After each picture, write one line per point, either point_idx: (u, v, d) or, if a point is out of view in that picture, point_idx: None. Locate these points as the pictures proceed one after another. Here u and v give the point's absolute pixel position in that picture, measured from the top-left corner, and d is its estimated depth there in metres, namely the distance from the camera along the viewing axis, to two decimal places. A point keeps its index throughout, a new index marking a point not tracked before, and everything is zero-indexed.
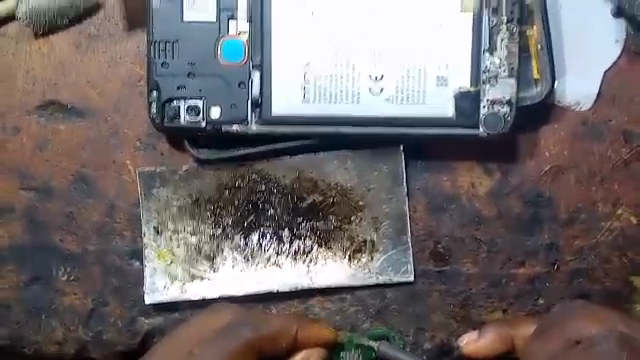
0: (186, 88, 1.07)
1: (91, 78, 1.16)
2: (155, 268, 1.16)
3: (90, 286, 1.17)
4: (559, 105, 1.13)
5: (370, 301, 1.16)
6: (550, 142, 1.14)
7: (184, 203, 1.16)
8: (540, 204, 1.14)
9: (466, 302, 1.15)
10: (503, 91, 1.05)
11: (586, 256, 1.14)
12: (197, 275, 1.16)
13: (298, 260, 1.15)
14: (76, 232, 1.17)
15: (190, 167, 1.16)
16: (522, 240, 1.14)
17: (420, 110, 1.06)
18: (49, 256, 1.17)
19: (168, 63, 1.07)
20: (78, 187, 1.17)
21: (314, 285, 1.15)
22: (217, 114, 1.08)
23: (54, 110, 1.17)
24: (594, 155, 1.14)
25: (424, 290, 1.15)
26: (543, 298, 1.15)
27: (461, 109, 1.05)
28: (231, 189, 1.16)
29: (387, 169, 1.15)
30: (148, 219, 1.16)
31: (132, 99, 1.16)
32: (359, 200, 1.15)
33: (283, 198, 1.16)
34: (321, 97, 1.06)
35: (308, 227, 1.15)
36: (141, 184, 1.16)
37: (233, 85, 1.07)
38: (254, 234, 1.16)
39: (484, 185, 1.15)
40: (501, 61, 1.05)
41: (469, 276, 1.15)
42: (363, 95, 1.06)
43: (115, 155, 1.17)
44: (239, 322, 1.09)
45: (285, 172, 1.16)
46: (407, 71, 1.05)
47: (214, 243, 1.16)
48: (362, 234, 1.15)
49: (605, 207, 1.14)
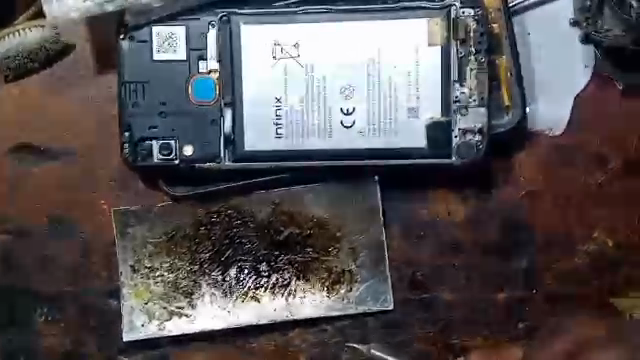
0: (158, 127, 1.07)
1: (63, 119, 1.16)
2: (133, 306, 1.15)
3: (69, 328, 1.17)
4: (531, 131, 1.14)
5: (351, 331, 1.16)
6: (523, 167, 1.14)
7: (160, 241, 1.16)
8: (516, 230, 1.14)
9: (447, 329, 1.15)
10: (474, 121, 1.06)
11: (564, 280, 1.14)
12: (175, 312, 1.15)
13: (276, 293, 1.15)
14: (52, 274, 1.16)
15: (165, 204, 1.16)
16: (500, 266, 1.15)
17: (393, 142, 1.06)
18: (27, 299, 1.17)
19: (139, 103, 1.07)
20: (53, 228, 1.16)
21: (293, 318, 1.15)
22: (190, 152, 1.07)
23: (27, 152, 1.16)
24: (568, 179, 1.14)
25: (404, 319, 1.15)
26: (524, 323, 1.15)
27: (434, 139, 1.05)
28: (208, 225, 1.16)
29: (363, 199, 1.14)
30: (124, 257, 1.15)
31: (105, 138, 1.16)
32: (336, 231, 1.15)
33: (260, 232, 1.16)
34: (293, 132, 1.06)
35: (285, 260, 1.15)
36: (116, 223, 1.16)
37: (205, 123, 1.07)
38: (232, 269, 1.16)
39: (459, 213, 1.15)
40: (472, 91, 1.05)
41: (449, 303, 1.15)
42: (336, 128, 1.06)
43: (90, 195, 1.17)
44: None
45: (260, 206, 1.15)
46: (378, 103, 1.05)
47: (192, 280, 1.15)
48: (339, 265, 1.15)
49: (580, 230, 1.14)
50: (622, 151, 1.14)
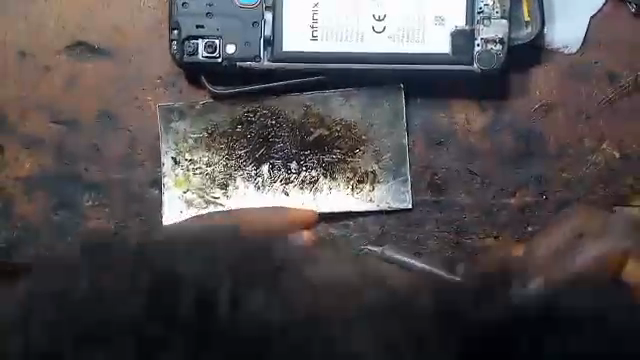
0: (204, 27, 1.17)
1: (116, 21, 1.27)
2: (174, 194, 1.26)
3: (113, 213, 1.26)
4: (548, 49, 1.22)
5: (371, 227, 1.24)
6: (540, 82, 1.23)
7: (201, 136, 1.26)
8: (530, 139, 1.23)
9: (461, 229, 1.23)
10: (496, 31, 1.13)
11: (573, 187, 1.23)
12: (211, 201, 1.25)
13: (305, 189, 1.25)
14: (100, 163, 1.27)
15: (206, 101, 1.26)
16: (513, 173, 1.23)
17: (420, 48, 1.14)
18: (76, 184, 1.27)
19: (188, 4, 1.17)
20: (103, 120, 1.27)
21: (319, 211, 1.24)
22: (231, 51, 1.17)
23: (83, 50, 1.27)
24: (581, 95, 1.22)
25: (421, 218, 1.24)
26: (533, 226, 1.22)
27: (457, 47, 1.14)
28: (244, 124, 1.26)
29: (388, 105, 1.24)
30: (167, 150, 1.26)
31: (154, 41, 1.27)
32: (362, 134, 1.25)
33: (292, 132, 1.25)
34: (327, 36, 1.15)
35: (314, 160, 1.25)
36: (161, 118, 1.26)
37: (248, 25, 1.17)
38: (264, 165, 1.25)
39: (478, 122, 1.24)
40: (495, 4, 1.14)
41: (464, 205, 1.23)
42: (367, 34, 1.15)
43: (137, 91, 1.27)
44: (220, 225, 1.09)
45: (294, 108, 1.25)
46: (408, 11, 1.14)
47: (228, 173, 1.26)
48: (364, 166, 1.25)
49: (590, 142, 1.23)
50: (631, 70, 1.22)
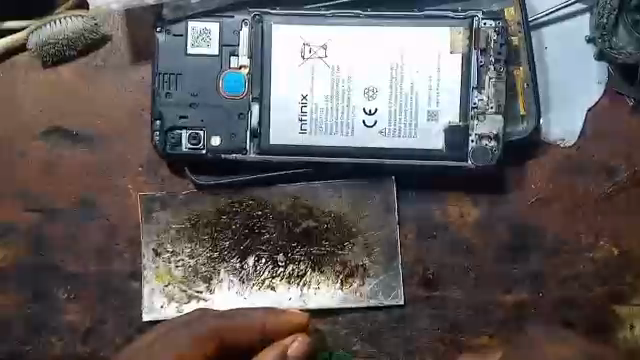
0: (188, 117, 1.13)
1: (96, 105, 1.22)
2: (154, 288, 1.20)
3: (90, 306, 1.21)
4: (545, 142, 1.19)
5: (361, 324, 1.19)
6: (536, 175, 1.19)
7: (183, 227, 1.21)
8: (525, 233, 1.19)
9: (454, 326, 1.19)
10: (491, 127, 1.11)
11: (569, 284, 1.18)
12: (194, 296, 1.20)
13: (292, 283, 1.20)
14: (77, 253, 1.21)
15: (190, 192, 1.21)
16: (508, 268, 1.18)
17: (412, 143, 1.11)
18: (51, 275, 1.21)
19: (171, 93, 1.13)
20: (81, 209, 1.21)
21: (306, 308, 1.19)
22: (217, 143, 1.13)
23: (60, 135, 1.22)
24: (578, 189, 1.18)
25: (414, 314, 1.19)
26: (529, 323, 1.18)
27: (451, 144, 1.11)
28: (229, 214, 1.20)
29: (378, 197, 1.20)
30: (148, 240, 1.21)
31: (135, 126, 1.21)
32: (351, 226, 1.20)
33: (279, 223, 1.20)
34: (316, 129, 1.12)
35: (302, 252, 1.20)
36: (142, 208, 1.21)
37: (234, 116, 1.13)
38: (250, 258, 1.20)
39: (472, 215, 1.19)
40: (489, 99, 1.11)
41: (456, 302, 1.19)
42: (357, 128, 1.11)
43: (118, 179, 1.22)
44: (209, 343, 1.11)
45: (281, 199, 1.20)
46: (400, 105, 1.11)
47: (211, 266, 1.20)
48: (353, 260, 1.20)
49: (588, 237, 1.18)
50: (630, 163, 1.18)
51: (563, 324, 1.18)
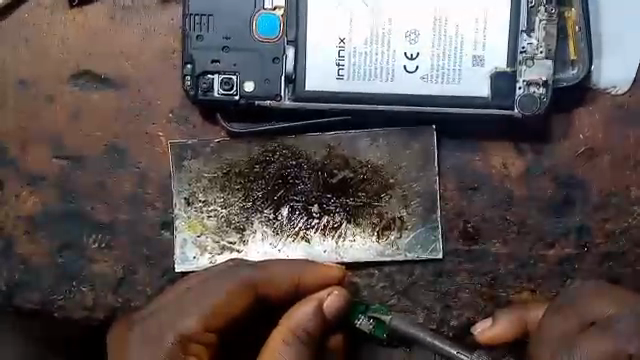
0: (220, 62, 1.09)
1: (125, 48, 1.18)
2: (186, 238, 1.17)
3: (120, 256, 1.18)
4: (594, 89, 1.12)
5: (397, 278, 1.15)
6: (584, 124, 1.13)
7: (215, 176, 1.17)
8: (571, 186, 1.13)
9: (494, 281, 1.14)
10: (540, 73, 1.05)
11: (616, 240, 1.13)
12: (227, 247, 1.17)
13: (327, 236, 1.16)
14: (107, 201, 1.18)
15: (222, 140, 1.17)
16: (553, 222, 1.13)
17: (455, 90, 1.06)
18: (81, 224, 1.18)
19: (203, 36, 1.09)
20: (110, 156, 1.18)
21: (342, 261, 1.15)
22: (250, 89, 1.09)
23: (88, 80, 1.18)
24: (629, 139, 1.13)
25: (453, 268, 1.15)
26: (573, 279, 1.13)
27: (498, 89, 1.05)
28: (262, 163, 1.16)
29: (418, 146, 1.14)
30: (179, 190, 1.17)
31: (165, 71, 1.17)
32: (389, 177, 1.15)
33: (314, 173, 1.15)
34: (355, 74, 1.07)
35: (337, 203, 1.15)
36: (173, 156, 1.17)
37: (268, 61, 1.08)
38: (284, 208, 1.16)
39: (516, 166, 1.14)
40: (539, 43, 1.05)
41: (497, 256, 1.14)
42: (398, 73, 1.06)
43: (148, 126, 1.18)
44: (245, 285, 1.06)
45: (316, 148, 1.16)
46: (443, 49, 1.06)
47: (244, 216, 1.16)
48: (391, 212, 1.15)
49: (638, 191, 1.13)
50: None
51: (608, 280, 1.13)
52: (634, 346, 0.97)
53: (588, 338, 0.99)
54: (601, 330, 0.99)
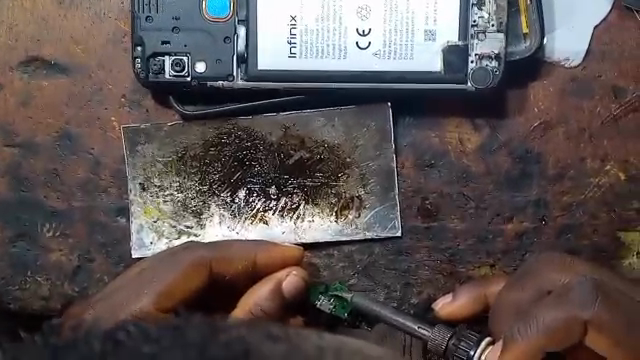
0: (170, 43, 1.07)
1: (74, 33, 1.15)
2: (142, 224, 1.15)
3: (76, 244, 1.16)
4: (548, 61, 1.12)
5: (357, 257, 1.15)
6: (538, 97, 1.13)
7: (170, 160, 1.15)
8: (528, 160, 1.13)
9: (454, 257, 1.14)
10: (492, 46, 1.05)
11: (573, 212, 1.13)
12: (184, 231, 1.15)
13: (285, 217, 1.15)
14: (61, 189, 1.16)
15: (175, 123, 1.15)
16: (510, 197, 1.13)
17: (409, 64, 1.05)
18: (35, 213, 1.16)
19: (152, 17, 1.07)
20: (62, 143, 1.16)
21: (301, 242, 1.15)
22: (202, 70, 1.07)
23: (37, 66, 1.16)
24: (584, 111, 1.13)
25: (412, 245, 1.14)
26: (532, 253, 1.13)
27: (449, 63, 1.05)
28: (217, 145, 1.15)
29: (374, 125, 1.14)
30: (134, 175, 1.15)
31: (116, 55, 1.15)
32: (346, 156, 1.14)
33: (270, 155, 1.14)
34: (307, 52, 1.06)
35: (295, 184, 1.14)
36: (126, 141, 1.15)
37: (219, 41, 1.07)
38: (241, 191, 1.15)
39: (472, 142, 1.14)
40: (490, 16, 1.06)
41: (455, 232, 1.14)
42: (350, 49, 1.05)
43: (100, 111, 1.16)
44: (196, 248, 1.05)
45: (271, 128, 1.14)
46: (395, 25, 1.05)
47: (201, 200, 1.15)
48: (349, 191, 1.14)
49: (594, 163, 1.13)
50: (638, 84, 1.12)
51: (566, 253, 1.13)
52: (589, 312, 0.91)
53: (543, 306, 0.94)
54: (557, 298, 0.94)
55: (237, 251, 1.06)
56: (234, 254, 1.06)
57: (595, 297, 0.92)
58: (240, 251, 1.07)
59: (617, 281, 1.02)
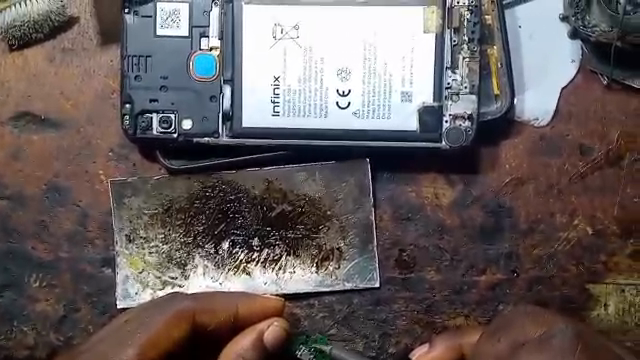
0: (158, 101, 1.12)
1: (65, 89, 1.20)
2: (127, 275, 1.18)
3: (61, 294, 1.19)
4: (518, 120, 1.18)
5: (337, 307, 1.18)
6: (509, 155, 1.18)
7: (155, 212, 1.19)
8: (500, 214, 1.18)
9: (430, 308, 1.18)
10: (465, 107, 1.11)
11: (543, 265, 1.18)
12: (168, 282, 1.19)
13: (267, 268, 1.18)
14: (48, 240, 1.19)
15: (161, 177, 1.19)
16: (483, 249, 1.18)
17: (386, 124, 1.11)
18: (22, 263, 1.19)
19: (141, 76, 1.12)
20: (51, 195, 1.19)
21: (282, 292, 1.18)
22: (188, 127, 1.12)
23: (28, 121, 1.20)
24: (552, 168, 1.18)
25: (389, 296, 1.18)
26: (504, 304, 1.18)
27: (425, 123, 1.11)
28: (202, 198, 1.19)
29: (353, 180, 1.18)
30: (120, 227, 1.19)
31: (105, 110, 1.19)
32: (326, 209, 1.19)
33: (253, 208, 1.19)
34: (289, 110, 1.11)
35: (277, 236, 1.18)
36: (113, 194, 1.19)
37: (205, 99, 1.12)
38: (224, 243, 1.19)
39: (446, 196, 1.18)
40: (463, 78, 1.11)
41: (431, 283, 1.18)
42: (331, 109, 1.11)
43: (88, 165, 1.20)
44: (178, 298, 1.06)
45: (255, 182, 1.19)
46: (373, 86, 1.11)
47: (185, 251, 1.19)
48: (329, 243, 1.18)
49: (562, 217, 1.18)
50: (604, 144, 1.18)
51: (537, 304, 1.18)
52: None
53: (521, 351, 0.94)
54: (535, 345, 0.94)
55: (220, 302, 1.09)
56: (217, 305, 1.08)
57: (575, 347, 0.92)
58: (224, 302, 1.09)
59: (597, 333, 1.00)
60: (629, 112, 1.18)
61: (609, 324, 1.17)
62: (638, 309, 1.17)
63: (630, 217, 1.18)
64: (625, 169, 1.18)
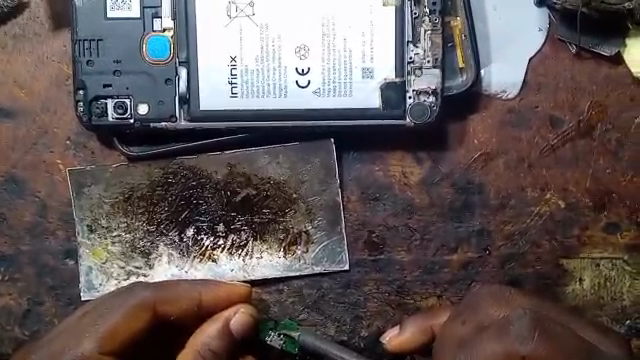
0: (112, 86, 1.09)
1: (18, 77, 1.16)
2: (90, 266, 1.15)
3: (24, 287, 1.16)
4: (486, 93, 1.15)
5: (306, 292, 1.15)
6: (478, 129, 1.15)
7: (116, 201, 1.16)
8: (470, 191, 1.15)
9: (401, 289, 1.15)
10: (428, 82, 1.08)
11: (516, 241, 1.15)
12: (133, 272, 1.15)
13: (233, 255, 1.15)
14: (8, 233, 1.16)
15: (121, 164, 1.16)
16: (454, 227, 1.15)
17: (347, 102, 1.08)
18: None
19: (93, 61, 1.09)
20: (9, 187, 1.16)
21: (249, 278, 1.15)
22: (144, 111, 1.09)
23: None
24: (522, 142, 1.15)
25: (359, 278, 1.15)
26: (477, 282, 1.15)
27: (387, 99, 1.08)
28: (164, 185, 1.15)
29: (318, 161, 1.15)
30: (81, 217, 1.15)
31: (60, 97, 1.16)
32: (293, 192, 1.15)
33: (217, 193, 1.15)
34: (248, 92, 1.08)
35: (242, 221, 1.15)
36: (72, 184, 1.16)
37: (161, 83, 1.09)
38: (189, 230, 1.15)
39: (414, 174, 1.15)
40: (426, 52, 1.08)
41: (401, 264, 1.15)
42: (290, 88, 1.08)
43: (45, 154, 1.16)
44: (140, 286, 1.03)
45: (217, 167, 1.15)
46: (333, 63, 1.07)
47: (149, 240, 1.15)
48: (296, 226, 1.15)
49: (534, 192, 1.15)
50: (574, 115, 1.15)
51: (511, 281, 1.15)
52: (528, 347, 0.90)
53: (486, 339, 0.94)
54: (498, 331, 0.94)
55: (183, 291, 1.05)
56: (181, 293, 1.05)
57: None
58: (187, 290, 1.06)
59: (564, 315, 0.98)
60: (599, 81, 1.15)
61: (585, 300, 1.15)
62: (613, 283, 1.15)
63: (603, 189, 1.15)
64: (597, 140, 1.15)
